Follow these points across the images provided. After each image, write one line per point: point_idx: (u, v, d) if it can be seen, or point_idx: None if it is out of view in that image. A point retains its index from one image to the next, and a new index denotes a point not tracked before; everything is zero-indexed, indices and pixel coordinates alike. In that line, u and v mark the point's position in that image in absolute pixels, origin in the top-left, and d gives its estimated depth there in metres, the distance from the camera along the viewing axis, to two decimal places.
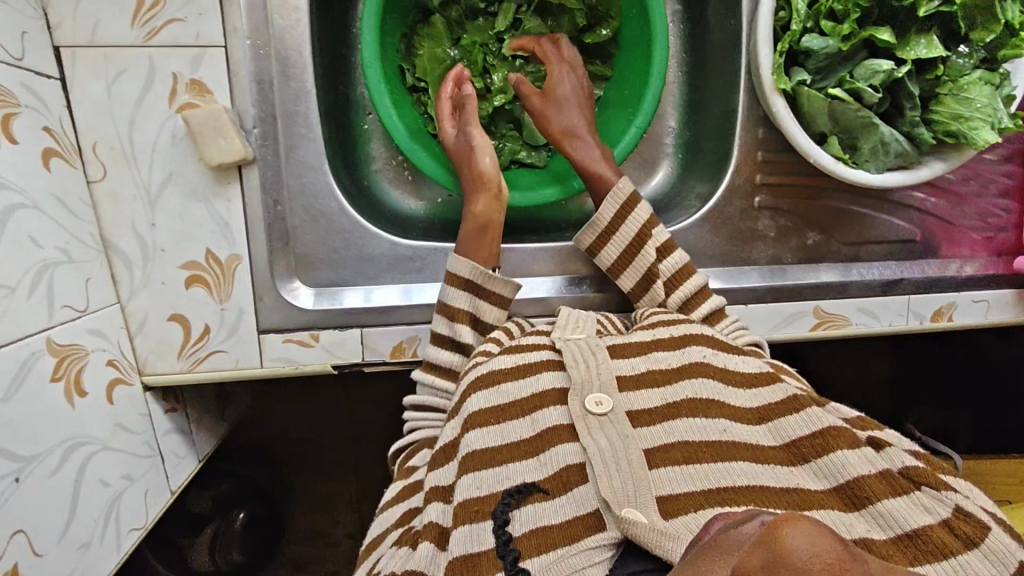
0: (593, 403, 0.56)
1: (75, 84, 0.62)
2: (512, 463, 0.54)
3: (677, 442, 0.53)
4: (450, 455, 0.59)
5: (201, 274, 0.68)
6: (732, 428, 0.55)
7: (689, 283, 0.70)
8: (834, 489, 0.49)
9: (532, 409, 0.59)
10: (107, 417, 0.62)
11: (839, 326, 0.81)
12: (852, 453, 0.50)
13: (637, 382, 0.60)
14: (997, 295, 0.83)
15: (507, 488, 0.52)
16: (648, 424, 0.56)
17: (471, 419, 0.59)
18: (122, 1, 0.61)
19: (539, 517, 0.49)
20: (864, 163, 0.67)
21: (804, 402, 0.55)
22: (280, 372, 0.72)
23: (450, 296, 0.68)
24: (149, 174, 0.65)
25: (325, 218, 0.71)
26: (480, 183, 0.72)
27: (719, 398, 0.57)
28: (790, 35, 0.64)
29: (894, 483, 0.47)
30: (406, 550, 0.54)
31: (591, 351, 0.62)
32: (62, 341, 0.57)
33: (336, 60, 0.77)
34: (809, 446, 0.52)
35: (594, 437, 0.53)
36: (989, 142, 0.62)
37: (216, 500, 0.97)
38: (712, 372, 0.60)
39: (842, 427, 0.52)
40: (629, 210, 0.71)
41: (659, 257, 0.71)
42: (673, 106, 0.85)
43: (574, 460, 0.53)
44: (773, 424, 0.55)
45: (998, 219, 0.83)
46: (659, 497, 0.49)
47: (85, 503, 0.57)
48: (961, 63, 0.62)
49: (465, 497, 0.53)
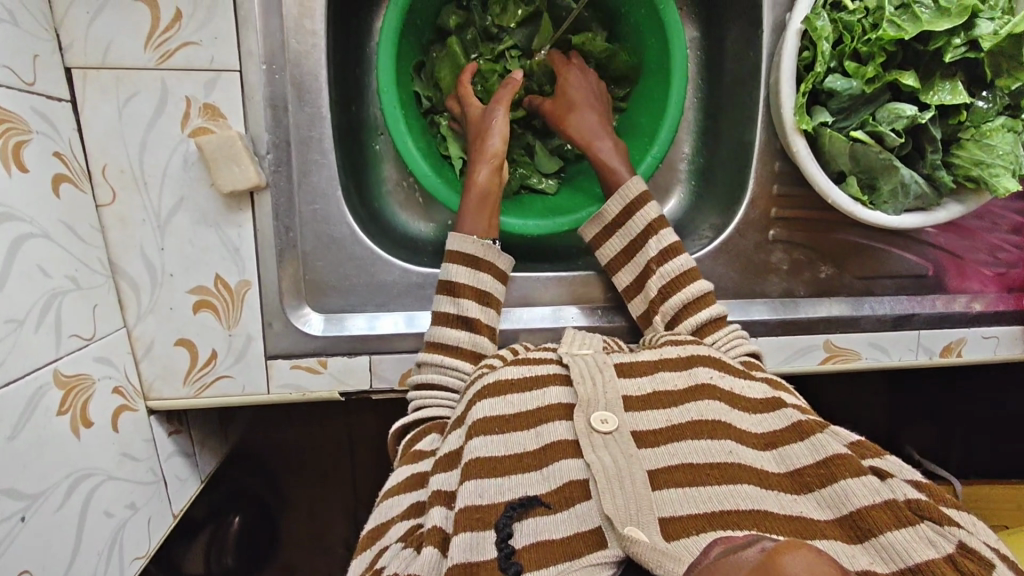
0: (598, 422, 0.54)
1: (86, 106, 0.61)
2: (513, 476, 0.52)
3: (680, 463, 0.51)
4: (452, 463, 0.56)
5: (210, 299, 0.67)
6: (738, 450, 0.53)
7: (693, 287, 0.67)
8: (836, 519, 0.47)
9: (535, 421, 0.56)
10: (113, 446, 0.61)
11: (849, 360, 0.79)
12: (855, 482, 0.48)
13: (644, 404, 0.57)
14: (1006, 330, 0.81)
15: (509, 500, 0.50)
16: (653, 445, 0.53)
17: (475, 426, 0.56)
18: (137, 23, 0.61)
19: (541, 531, 0.47)
20: (882, 204, 0.67)
21: (809, 427, 0.53)
22: (287, 398, 0.71)
23: (462, 309, 0.66)
24: (159, 200, 0.64)
25: (336, 245, 0.70)
26: (488, 154, 0.70)
27: (726, 421, 0.56)
28: (813, 75, 0.64)
29: (897, 513, 0.45)
30: (411, 551, 0.50)
31: (599, 367, 0.59)
32: (69, 371, 0.56)
33: (349, 81, 0.76)
34: (813, 475, 0.50)
35: (598, 453, 0.51)
36: (1010, 189, 0.62)
37: (211, 504, 0.93)
38: (721, 395, 0.58)
39: (847, 454, 0.50)
40: (633, 207, 0.70)
41: (661, 264, 0.69)
42: (687, 132, 0.84)
43: (578, 477, 0.51)
44: (780, 450, 0.53)
45: (1010, 254, 0.80)
46: (660, 518, 0.47)
47: (91, 536, 0.56)
48: (983, 109, 0.62)
49: (466, 504, 0.50)
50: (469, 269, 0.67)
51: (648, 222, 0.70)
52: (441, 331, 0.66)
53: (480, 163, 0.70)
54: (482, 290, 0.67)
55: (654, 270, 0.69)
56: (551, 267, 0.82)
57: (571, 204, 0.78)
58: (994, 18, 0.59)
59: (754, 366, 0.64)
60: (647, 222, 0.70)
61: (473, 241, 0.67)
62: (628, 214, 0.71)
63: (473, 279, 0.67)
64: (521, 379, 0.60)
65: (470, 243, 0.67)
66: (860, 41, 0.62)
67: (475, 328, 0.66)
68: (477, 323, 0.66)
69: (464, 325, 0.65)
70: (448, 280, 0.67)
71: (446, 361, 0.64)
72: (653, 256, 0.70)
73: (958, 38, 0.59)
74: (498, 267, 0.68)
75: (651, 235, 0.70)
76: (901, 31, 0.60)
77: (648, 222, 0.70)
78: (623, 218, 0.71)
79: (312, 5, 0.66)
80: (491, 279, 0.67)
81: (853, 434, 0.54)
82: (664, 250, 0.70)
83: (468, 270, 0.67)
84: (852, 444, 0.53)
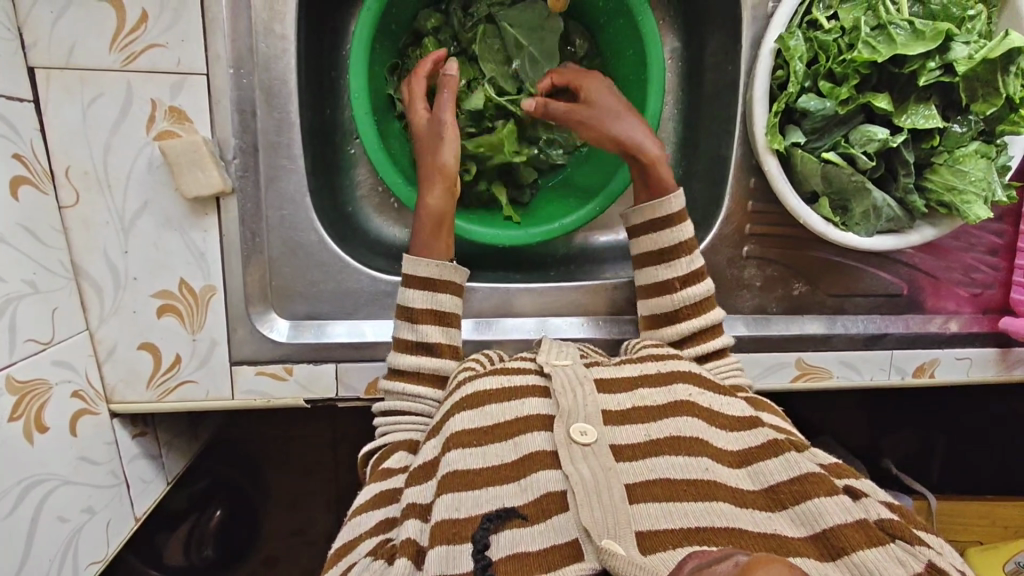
0: (578, 434, 0.52)
1: (49, 106, 0.61)
2: (489, 488, 0.50)
3: (660, 479, 0.50)
4: (426, 475, 0.55)
5: (174, 304, 0.67)
6: (715, 468, 0.51)
7: (708, 316, 0.65)
8: (811, 536, 0.46)
9: (515, 431, 0.55)
10: (70, 450, 0.60)
11: (820, 379, 0.79)
12: (829, 500, 0.47)
13: (624, 418, 0.56)
14: (980, 353, 0.81)
15: (485, 511, 0.49)
16: (629, 460, 0.52)
17: (451, 439, 0.55)
18: (102, 25, 0.60)
19: (517, 543, 0.46)
20: (853, 226, 0.67)
21: (783, 445, 0.52)
22: (251, 405, 0.71)
23: (422, 335, 0.64)
24: (124, 202, 0.64)
25: (302, 250, 0.70)
26: (442, 175, 0.68)
27: (702, 437, 0.54)
28: (786, 95, 0.64)
29: (869, 532, 0.44)
30: (383, 563, 0.49)
31: (580, 381, 0.57)
32: (23, 376, 0.55)
33: (321, 83, 0.73)
34: (787, 493, 0.49)
35: (578, 466, 0.49)
36: (980, 217, 0.62)
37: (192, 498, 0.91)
38: (699, 412, 0.56)
39: (822, 473, 0.49)
40: (672, 221, 0.66)
41: (684, 283, 0.66)
42: (668, 144, 0.83)
43: (555, 489, 0.49)
44: (751, 467, 0.52)
45: (985, 275, 0.79)
46: (637, 532, 0.46)
47: (41, 541, 0.55)
48: (959, 133, 0.62)
49: (441, 517, 0.49)
50: (424, 292, 0.65)
51: (682, 239, 0.66)
52: (399, 357, 0.65)
53: (435, 185, 0.68)
54: (441, 312, 0.65)
55: (675, 287, 0.66)
56: (524, 277, 0.80)
57: (549, 214, 0.76)
58: (970, 42, 0.59)
59: (739, 388, 0.62)
60: (681, 239, 0.66)
61: (426, 265, 0.65)
62: (667, 227, 0.66)
63: (430, 302, 0.65)
64: (497, 389, 0.58)
65: (423, 265, 0.65)
66: (836, 61, 0.62)
67: (437, 352, 0.65)
68: (442, 347, 0.65)
69: (428, 351, 0.64)
70: (407, 307, 0.65)
71: (407, 389, 0.64)
72: (679, 273, 0.66)
73: (932, 62, 0.59)
74: (456, 283, 0.67)
75: (682, 253, 0.66)
76: (875, 54, 0.60)
77: (683, 239, 0.66)
78: (662, 227, 0.67)
79: (282, 9, 0.64)
80: (450, 300, 0.66)
81: (831, 455, 0.53)
82: (691, 272, 0.66)
83: (425, 293, 0.65)
84: (827, 465, 0.52)
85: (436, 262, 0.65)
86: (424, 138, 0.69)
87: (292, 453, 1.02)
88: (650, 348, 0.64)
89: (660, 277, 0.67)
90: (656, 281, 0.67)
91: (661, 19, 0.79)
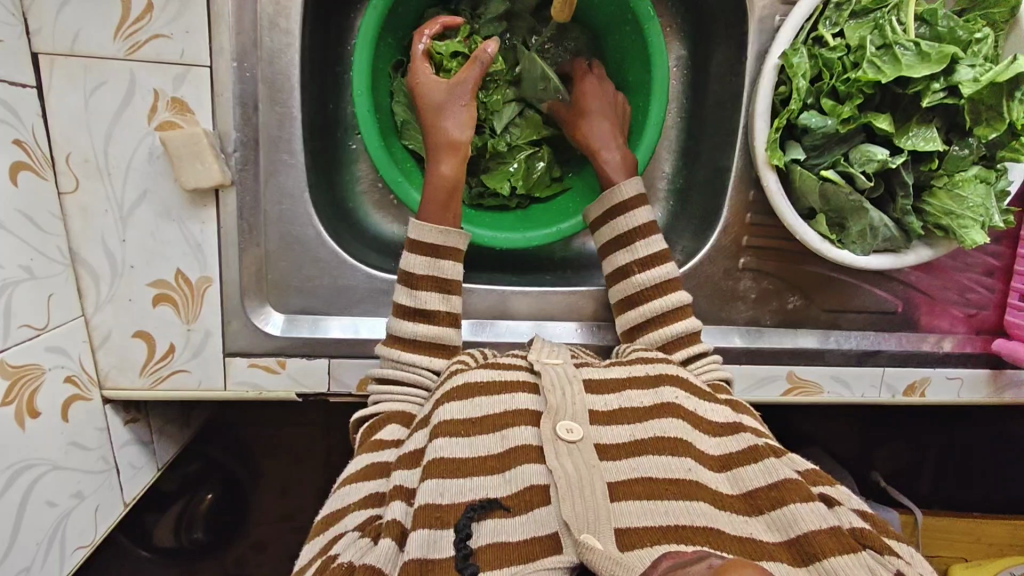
0: (564, 431, 0.52)
1: (52, 93, 0.61)
2: (473, 477, 0.51)
3: (641, 478, 0.50)
4: (416, 459, 0.55)
5: (170, 293, 0.67)
6: (697, 469, 0.52)
7: (671, 296, 0.66)
8: (785, 542, 0.46)
9: (503, 423, 0.55)
10: (61, 435, 0.60)
11: (811, 393, 0.79)
12: (804, 507, 0.47)
13: (609, 417, 0.56)
14: (972, 373, 0.81)
15: (469, 501, 0.49)
16: (614, 459, 0.52)
17: (440, 427, 0.55)
18: (108, 12, 0.60)
19: (498, 533, 0.47)
20: (850, 244, 0.67)
21: (763, 451, 0.52)
22: (244, 397, 0.71)
23: (420, 301, 0.64)
24: (123, 189, 0.64)
25: (300, 245, 0.70)
26: (450, 143, 0.67)
27: (686, 438, 0.54)
28: (788, 112, 0.64)
29: (841, 540, 0.44)
30: (368, 542, 0.49)
31: (570, 380, 0.57)
32: (17, 361, 0.55)
33: (324, 78, 0.73)
34: (765, 498, 0.49)
35: (562, 461, 0.49)
36: (976, 242, 0.62)
37: (184, 479, 0.93)
38: (686, 416, 0.56)
39: (799, 479, 0.49)
40: (626, 207, 0.68)
41: (643, 267, 0.67)
42: (669, 151, 0.82)
43: (539, 483, 0.49)
44: (733, 472, 0.52)
45: (980, 295, 0.79)
46: (617, 529, 0.46)
47: (29, 527, 0.56)
48: (960, 156, 0.62)
49: (425, 501, 0.49)
50: (427, 259, 0.65)
51: (638, 223, 0.68)
52: (399, 324, 0.64)
53: (445, 155, 0.67)
54: (442, 279, 0.65)
55: (634, 271, 0.67)
56: (516, 280, 0.80)
57: (542, 221, 0.75)
58: (976, 65, 0.58)
59: (720, 388, 0.63)
60: (637, 224, 0.68)
61: (428, 231, 0.65)
62: (621, 213, 0.68)
63: (433, 269, 0.65)
64: (490, 382, 0.58)
65: (428, 231, 0.65)
66: (840, 79, 0.62)
67: (434, 320, 0.64)
68: (438, 315, 0.64)
69: (424, 319, 0.64)
70: (408, 271, 0.65)
71: (402, 357, 0.63)
72: (637, 257, 0.67)
73: (937, 83, 0.59)
74: (458, 249, 0.66)
75: (638, 236, 0.67)
76: (880, 74, 0.59)
77: (638, 224, 0.68)
78: (618, 213, 0.68)
79: (288, 4, 0.64)
80: (451, 266, 0.65)
81: (808, 462, 0.53)
82: (648, 255, 0.67)
83: (428, 260, 0.65)
84: (804, 471, 0.52)
85: (439, 229, 0.65)
86: (432, 101, 0.67)
87: (279, 444, 1.02)
88: (641, 351, 0.64)
89: (618, 263, 0.68)
90: (617, 267, 0.68)
91: (669, 26, 0.79)
